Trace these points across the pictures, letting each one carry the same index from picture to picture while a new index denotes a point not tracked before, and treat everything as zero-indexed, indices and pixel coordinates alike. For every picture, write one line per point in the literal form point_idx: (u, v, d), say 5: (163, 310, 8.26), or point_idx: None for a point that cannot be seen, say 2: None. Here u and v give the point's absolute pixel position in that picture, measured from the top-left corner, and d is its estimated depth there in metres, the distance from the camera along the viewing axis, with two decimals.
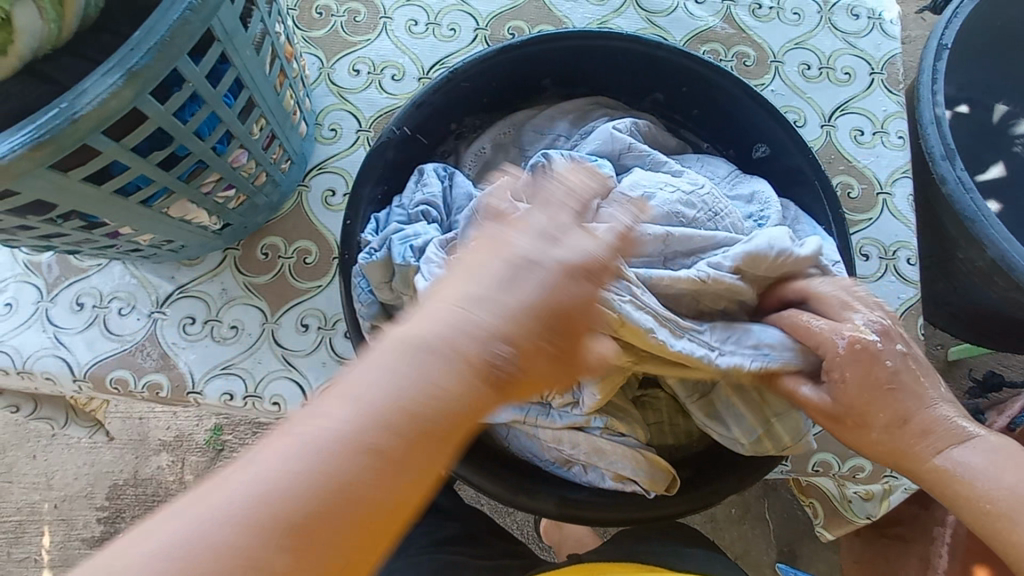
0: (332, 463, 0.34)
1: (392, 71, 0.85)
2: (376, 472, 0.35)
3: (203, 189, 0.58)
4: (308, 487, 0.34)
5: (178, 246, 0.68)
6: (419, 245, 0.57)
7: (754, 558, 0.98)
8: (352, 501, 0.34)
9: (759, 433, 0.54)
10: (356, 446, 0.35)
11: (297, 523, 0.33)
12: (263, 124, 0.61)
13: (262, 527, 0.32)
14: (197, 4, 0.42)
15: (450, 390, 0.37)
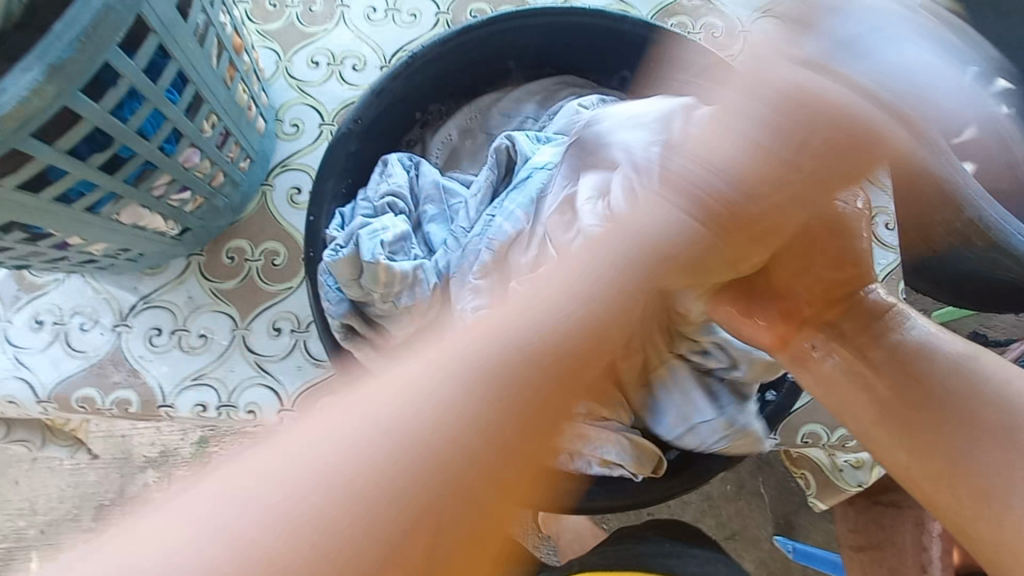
0: (469, 386, 0.42)
1: (353, 61, 0.82)
2: (492, 412, 0.41)
3: (154, 192, 0.55)
4: (455, 402, 0.41)
5: (137, 254, 0.65)
6: (387, 239, 0.55)
7: (752, 533, 0.98)
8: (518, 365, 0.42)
9: (680, 432, 0.54)
10: (427, 426, 0.39)
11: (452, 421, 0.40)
12: (216, 120, 0.58)
13: (433, 437, 0.39)
14: None
15: (553, 338, 0.44)
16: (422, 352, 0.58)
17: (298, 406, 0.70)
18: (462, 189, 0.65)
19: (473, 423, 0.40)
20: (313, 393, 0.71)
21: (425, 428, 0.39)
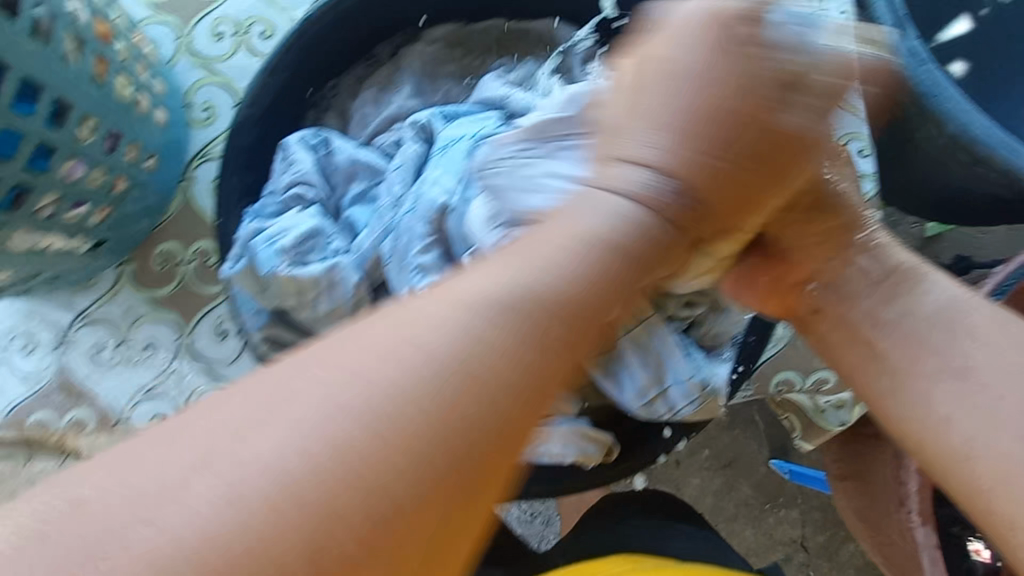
0: (493, 301, 0.27)
1: (260, 27, 0.74)
2: (443, 437, 0.24)
3: (42, 214, 0.51)
4: (491, 346, 0.26)
5: (52, 274, 0.61)
6: (284, 246, 0.50)
7: (745, 457, 1.00)
8: (525, 361, 0.26)
9: (673, 394, 0.54)
10: (470, 367, 0.25)
11: (520, 346, 0.26)
12: (95, 123, 0.52)
13: (488, 357, 0.26)
14: None
15: (596, 239, 0.29)
16: None
17: None
18: (380, 159, 0.57)
19: (414, 429, 0.24)
20: None
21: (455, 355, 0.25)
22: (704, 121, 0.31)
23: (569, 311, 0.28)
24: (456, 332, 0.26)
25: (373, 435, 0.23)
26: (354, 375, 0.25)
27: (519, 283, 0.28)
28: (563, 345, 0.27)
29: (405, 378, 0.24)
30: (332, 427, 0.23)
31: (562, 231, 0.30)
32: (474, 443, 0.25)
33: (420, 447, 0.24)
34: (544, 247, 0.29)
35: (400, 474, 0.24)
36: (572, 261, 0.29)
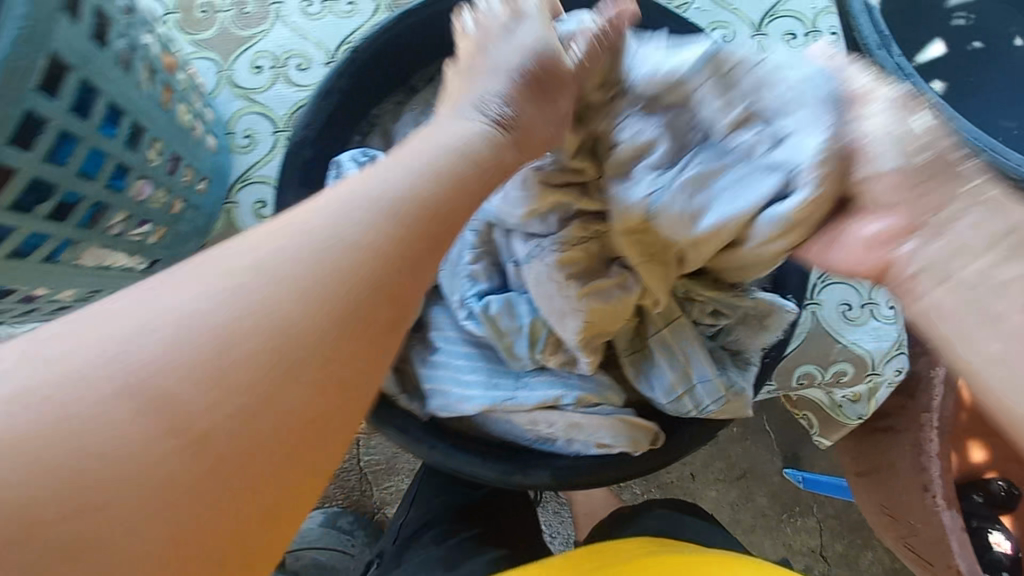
0: (342, 216, 0.35)
1: (297, 60, 0.79)
2: (312, 304, 0.33)
3: (112, 231, 0.54)
4: (360, 238, 0.35)
5: (108, 293, 0.63)
6: None
7: (759, 469, 1.01)
8: (375, 259, 0.35)
9: (699, 391, 0.54)
10: (344, 245, 0.34)
11: (300, 289, 0.33)
12: (161, 146, 0.56)
13: (346, 245, 0.34)
14: (24, 34, 0.37)
15: (459, 162, 0.40)
16: (410, 356, 0.58)
17: None
18: None
19: (293, 306, 0.32)
20: None
21: (254, 283, 0.33)
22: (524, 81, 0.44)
23: (426, 208, 0.37)
24: (254, 263, 0.33)
25: (274, 307, 0.32)
26: (277, 250, 0.33)
27: (310, 229, 0.34)
28: (412, 233, 0.36)
29: (299, 269, 0.33)
30: (233, 301, 0.32)
31: (451, 160, 0.40)
32: (349, 300, 0.34)
33: (281, 339, 0.32)
34: (324, 216, 0.35)
35: (292, 332, 0.32)
36: (433, 187, 0.38)
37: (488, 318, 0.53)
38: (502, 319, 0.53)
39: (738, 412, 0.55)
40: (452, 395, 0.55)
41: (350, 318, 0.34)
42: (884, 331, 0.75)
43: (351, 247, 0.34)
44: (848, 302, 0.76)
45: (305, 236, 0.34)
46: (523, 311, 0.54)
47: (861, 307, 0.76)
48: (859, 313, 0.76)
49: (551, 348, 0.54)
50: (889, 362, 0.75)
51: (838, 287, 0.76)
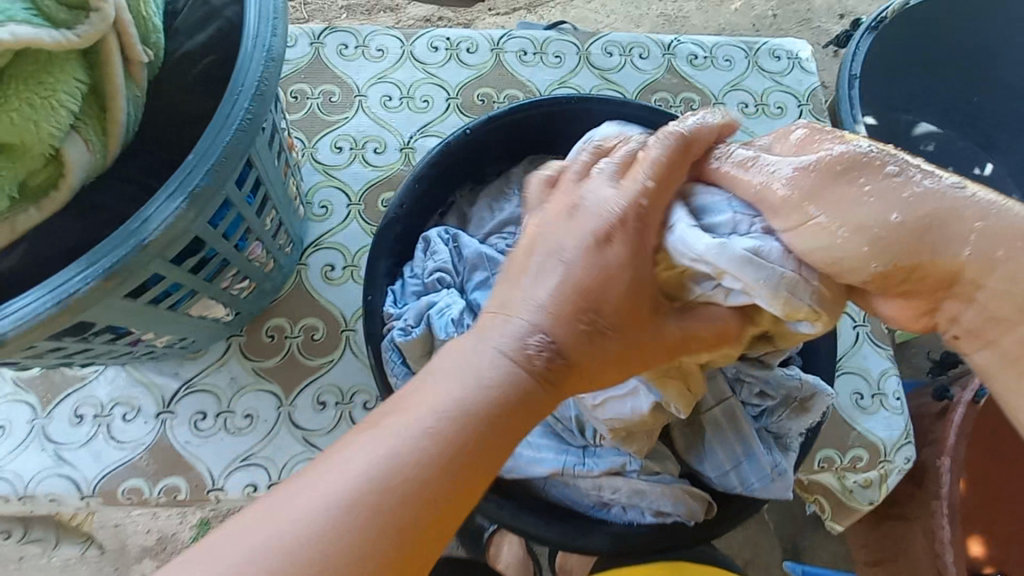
0: (404, 431, 0.38)
1: (374, 144, 0.88)
2: (394, 513, 0.36)
3: (222, 285, 0.59)
4: (416, 454, 0.38)
5: (190, 341, 0.67)
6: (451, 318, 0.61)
7: (765, 559, 1.03)
8: (441, 464, 0.38)
9: (746, 473, 0.59)
10: (414, 464, 0.37)
11: (390, 483, 0.37)
12: (274, 214, 0.63)
13: (416, 457, 0.37)
14: (247, 122, 0.41)
15: (506, 381, 0.40)
16: None
17: None
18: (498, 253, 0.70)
19: (369, 519, 0.36)
20: None
21: (353, 490, 0.36)
22: (587, 285, 0.43)
23: (483, 424, 0.39)
24: (349, 475, 0.37)
25: (352, 522, 0.35)
26: (368, 458, 0.37)
27: (390, 442, 0.38)
28: (468, 449, 0.39)
29: (368, 488, 0.36)
30: (325, 508, 0.35)
31: (494, 376, 0.40)
32: (422, 513, 0.37)
33: (383, 518, 0.36)
34: (382, 434, 0.38)
35: (361, 538, 0.35)
36: (489, 400, 0.40)
37: None
38: (556, 407, 0.61)
39: (780, 495, 0.59)
40: (526, 457, 0.60)
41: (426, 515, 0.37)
42: (893, 421, 0.82)
43: (401, 468, 0.37)
44: (861, 391, 0.83)
45: (381, 448, 0.37)
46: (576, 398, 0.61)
47: (872, 397, 0.83)
48: (871, 403, 0.83)
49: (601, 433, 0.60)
50: (899, 450, 0.82)
51: (850, 376, 0.84)
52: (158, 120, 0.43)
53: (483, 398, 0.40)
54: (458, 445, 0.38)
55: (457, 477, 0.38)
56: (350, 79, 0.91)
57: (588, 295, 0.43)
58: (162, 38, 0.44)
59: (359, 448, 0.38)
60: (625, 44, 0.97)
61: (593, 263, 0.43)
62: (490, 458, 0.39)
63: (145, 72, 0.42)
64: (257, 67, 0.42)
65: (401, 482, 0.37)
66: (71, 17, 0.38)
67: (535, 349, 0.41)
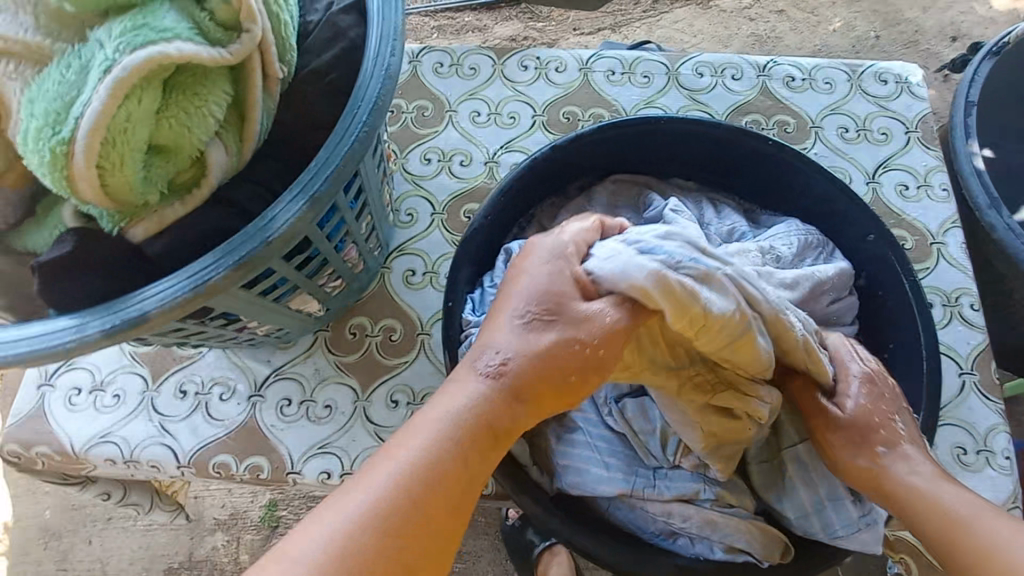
0: (393, 459, 0.45)
1: (461, 157, 0.92)
2: (389, 524, 0.42)
3: (319, 282, 0.64)
4: (403, 474, 0.44)
5: (284, 332, 0.72)
6: None
7: None
8: (425, 478, 0.44)
9: (826, 517, 0.56)
10: (403, 482, 0.44)
11: (384, 501, 0.43)
12: (369, 219, 0.67)
13: (405, 475, 0.44)
14: (363, 133, 0.44)
15: (471, 400, 0.48)
16: (545, 431, 0.63)
17: None
18: None
19: (371, 536, 0.42)
20: None
21: (359, 512, 0.43)
22: (541, 319, 0.49)
23: (457, 435, 0.46)
24: (353, 503, 0.43)
25: (355, 538, 0.42)
26: (368, 480, 0.44)
27: (383, 469, 0.45)
28: (445, 461, 0.45)
29: (367, 511, 0.43)
30: (333, 533, 0.42)
31: (462, 397, 0.48)
32: (412, 520, 0.43)
33: (383, 535, 0.42)
34: (377, 465, 0.45)
35: (366, 554, 0.41)
36: (460, 415, 0.47)
37: (625, 416, 0.61)
38: (637, 421, 0.61)
39: (868, 548, 0.55)
40: (594, 475, 0.59)
41: (418, 525, 0.43)
42: (1001, 483, 0.74)
43: (392, 490, 0.44)
44: (965, 446, 0.76)
45: (379, 469, 0.45)
46: (656, 414, 0.61)
47: (977, 453, 0.75)
48: (975, 460, 0.75)
49: (684, 451, 0.59)
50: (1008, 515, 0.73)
51: (952, 428, 0.76)
52: (284, 131, 0.48)
53: (458, 415, 0.47)
54: (437, 458, 0.45)
55: (440, 484, 0.45)
56: (443, 95, 0.96)
57: (543, 325, 0.49)
58: (295, 56, 0.48)
59: (357, 481, 0.45)
60: (717, 65, 0.96)
61: (539, 306, 0.49)
62: (470, 460, 0.46)
63: (278, 86, 0.47)
64: (377, 83, 0.45)
65: (391, 503, 0.43)
66: (226, 36, 0.42)
67: (494, 373, 0.48)
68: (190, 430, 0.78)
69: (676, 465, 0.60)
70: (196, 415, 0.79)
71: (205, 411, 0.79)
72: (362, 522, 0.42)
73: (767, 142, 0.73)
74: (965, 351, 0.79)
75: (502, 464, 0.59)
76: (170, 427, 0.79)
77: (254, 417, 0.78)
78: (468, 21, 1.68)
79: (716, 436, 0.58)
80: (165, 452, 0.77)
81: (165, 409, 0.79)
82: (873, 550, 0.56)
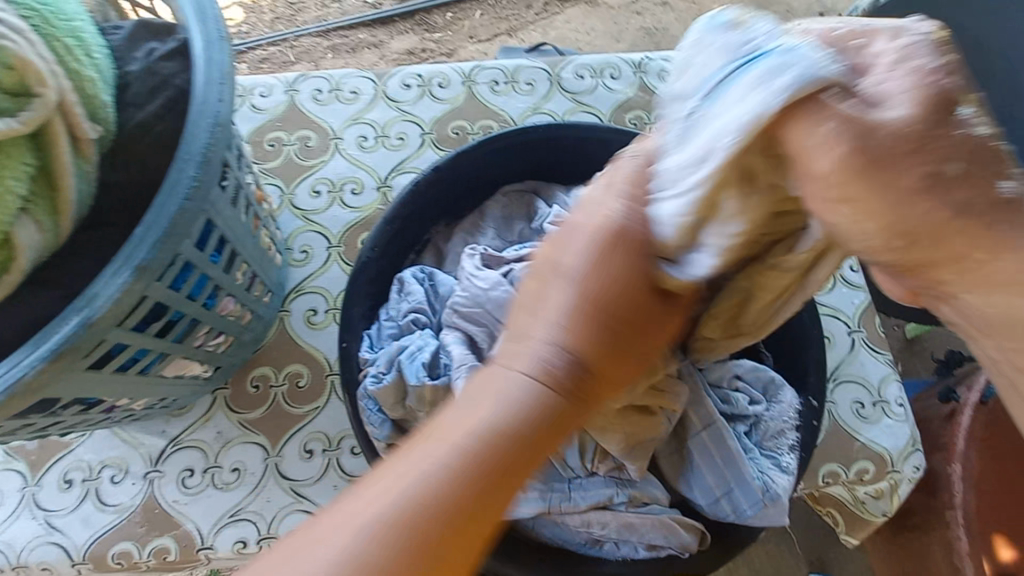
0: (437, 450, 0.39)
1: (351, 185, 0.89)
2: (445, 517, 0.36)
3: (195, 343, 0.59)
4: (457, 467, 0.38)
5: (171, 400, 0.66)
6: (426, 359, 0.60)
7: None
8: (477, 472, 0.38)
9: (732, 496, 0.57)
10: (454, 477, 0.38)
11: (434, 501, 0.37)
12: (246, 267, 0.63)
13: (454, 468, 0.38)
14: (193, 190, 0.41)
15: (518, 403, 0.41)
16: None
17: None
18: None
19: (427, 533, 0.36)
20: None
21: (396, 512, 0.36)
22: (605, 294, 0.44)
23: (506, 432, 0.40)
24: (395, 499, 0.37)
25: (397, 536, 0.35)
26: (406, 479, 0.37)
27: (428, 461, 0.38)
28: (499, 461, 0.39)
29: (412, 503, 0.36)
30: (373, 530, 0.35)
31: (510, 389, 0.41)
32: (470, 518, 0.37)
33: (419, 541, 0.35)
34: (419, 458, 0.38)
35: (404, 559, 0.35)
36: (506, 414, 0.40)
37: None
38: None
39: (777, 520, 0.57)
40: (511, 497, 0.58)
41: (473, 527, 0.37)
42: (898, 430, 0.80)
43: (444, 480, 0.37)
44: (862, 400, 0.81)
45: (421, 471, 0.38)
46: None
47: (874, 405, 0.80)
48: (873, 412, 0.80)
49: (600, 455, 0.59)
50: (907, 459, 0.79)
51: (849, 385, 0.81)
52: (110, 195, 0.44)
53: (510, 410, 0.40)
54: (488, 458, 0.39)
55: (493, 485, 0.38)
56: (325, 123, 0.92)
57: (602, 303, 0.44)
58: (113, 112, 0.44)
59: (392, 474, 0.38)
60: (596, 66, 0.98)
61: (609, 275, 0.44)
62: (512, 468, 0.39)
63: (95, 147, 0.43)
64: (204, 133, 0.42)
65: (446, 502, 0.37)
66: (16, 103, 0.38)
67: (546, 371, 0.42)
68: (80, 523, 0.71)
69: (592, 474, 0.59)
70: (87, 505, 0.71)
71: (96, 498, 0.72)
72: (409, 521, 0.36)
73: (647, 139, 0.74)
74: (851, 312, 0.85)
75: None
76: (56, 524, 0.71)
77: (155, 494, 0.72)
78: (362, 37, 1.64)
79: (634, 435, 0.58)
80: (54, 552, 0.70)
81: (48, 504, 0.71)
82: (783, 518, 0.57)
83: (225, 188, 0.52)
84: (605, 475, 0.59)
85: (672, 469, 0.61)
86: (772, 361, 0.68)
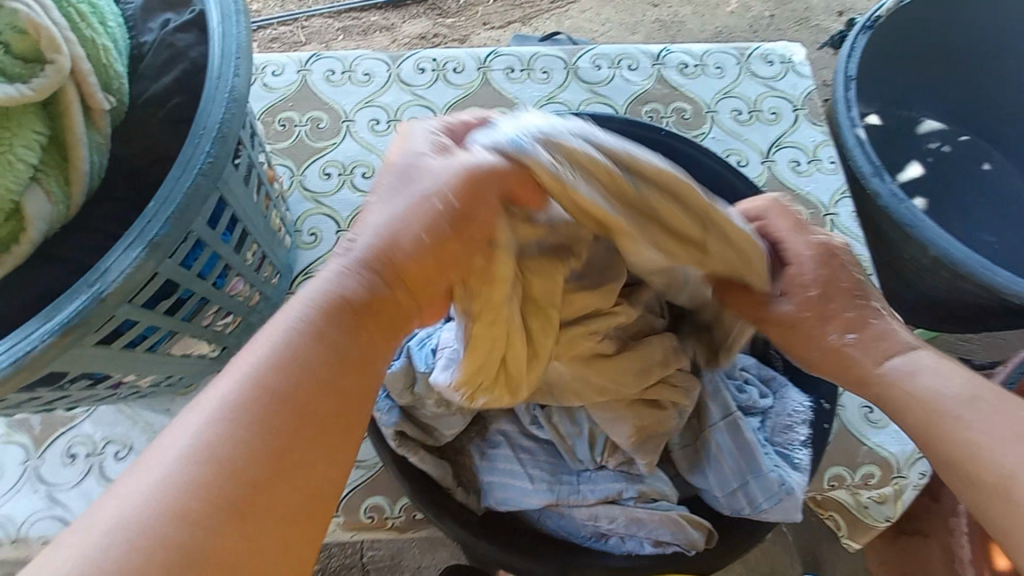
0: (266, 345, 0.41)
1: (362, 169, 0.88)
2: (275, 403, 0.39)
3: (203, 322, 0.58)
4: (278, 355, 0.40)
5: (177, 379, 0.66)
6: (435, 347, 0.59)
7: None
8: (306, 356, 0.41)
9: (744, 493, 0.57)
10: (280, 361, 0.40)
11: (267, 387, 0.39)
12: (255, 247, 0.62)
13: (283, 357, 0.40)
14: (207, 166, 0.40)
15: (337, 291, 0.43)
16: (467, 449, 0.61)
17: (342, 511, 0.71)
18: None
19: (261, 419, 0.38)
20: (357, 495, 0.72)
21: (233, 401, 0.38)
22: (428, 194, 0.45)
23: (332, 314, 0.42)
24: (228, 393, 0.39)
25: (234, 423, 0.38)
26: (239, 372, 0.40)
27: (258, 356, 0.40)
28: (326, 341, 0.42)
29: (241, 393, 0.39)
30: (211, 424, 0.37)
31: (336, 284, 0.43)
32: (300, 398, 0.39)
33: (255, 420, 0.38)
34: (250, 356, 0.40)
35: (244, 438, 0.37)
36: (324, 301, 0.43)
37: (550, 422, 0.59)
38: (562, 427, 0.59)
39: (789, 516, 0.57)
40: (518, 488, 0.58)
41: (306, 403, 0.40)
42: (905, 434, 0.79)
43: (268, 369, 0.40)
44: (871, 404, 0.81)
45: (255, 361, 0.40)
46: (582, 416, 0.59)
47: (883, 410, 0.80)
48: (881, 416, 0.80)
49: (609, 449, 0.59)
50: (914, 465, 0.78)
51: None
52: (123, 169, 0.43)
53: (333, 296, 0.43)
54: (312, 343, 0.41)
55: (329, 365, 0.41)
56: (337, 104, 0.91)
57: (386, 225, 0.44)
58: (127, 84, 0.43)
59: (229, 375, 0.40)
60: (613, 56, 0.96)
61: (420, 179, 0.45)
62: (346, 346, 0.42)
63: (108, 119, 0.42)
64: (220, 108, 0.41)
65: (272, 386, 0.39)
66: (27, 70, 0.37)
67: (368, 261, 0.44)
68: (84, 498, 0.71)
69: (602, 468, 0.59)
70: (91, 480, 0.71)
71: (99, 473, 0.72)
72: (246, 408, 0.38)
73: (664, 134, 0.73)
74: None
75: (421, 492, 0.57)
76: (59, 497, 0.71)
77: None
78: (374, 20, 1.62)
79: (644, 428, 0.58)
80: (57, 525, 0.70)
81: (51, 477, 0.71)
82: (793, 517, 0.57)
83: (237, 167, 0.52)
84: (615, 470, 0.59)
85: (684, 464, 0.61)
86: (782, 363, 0.68)
